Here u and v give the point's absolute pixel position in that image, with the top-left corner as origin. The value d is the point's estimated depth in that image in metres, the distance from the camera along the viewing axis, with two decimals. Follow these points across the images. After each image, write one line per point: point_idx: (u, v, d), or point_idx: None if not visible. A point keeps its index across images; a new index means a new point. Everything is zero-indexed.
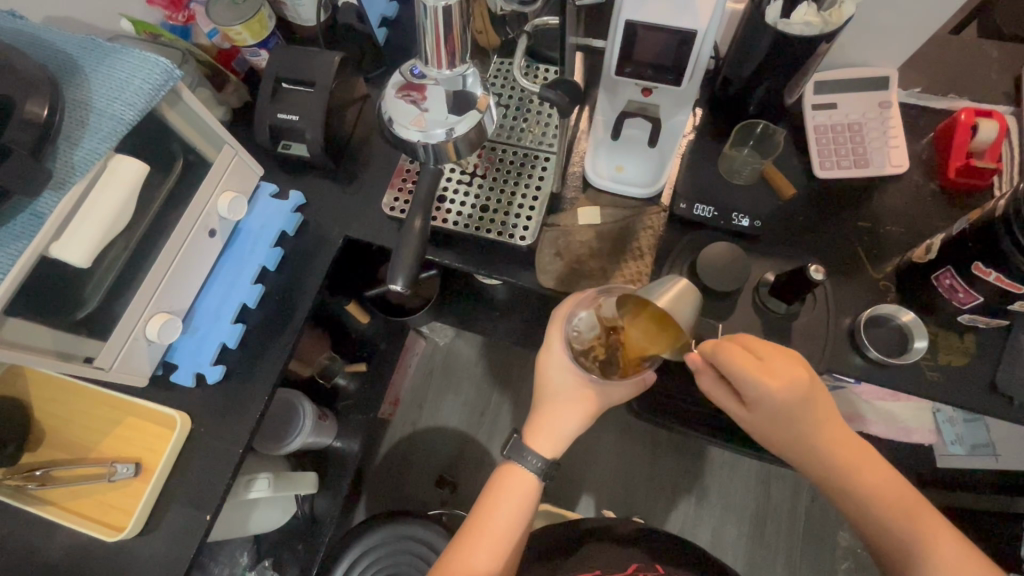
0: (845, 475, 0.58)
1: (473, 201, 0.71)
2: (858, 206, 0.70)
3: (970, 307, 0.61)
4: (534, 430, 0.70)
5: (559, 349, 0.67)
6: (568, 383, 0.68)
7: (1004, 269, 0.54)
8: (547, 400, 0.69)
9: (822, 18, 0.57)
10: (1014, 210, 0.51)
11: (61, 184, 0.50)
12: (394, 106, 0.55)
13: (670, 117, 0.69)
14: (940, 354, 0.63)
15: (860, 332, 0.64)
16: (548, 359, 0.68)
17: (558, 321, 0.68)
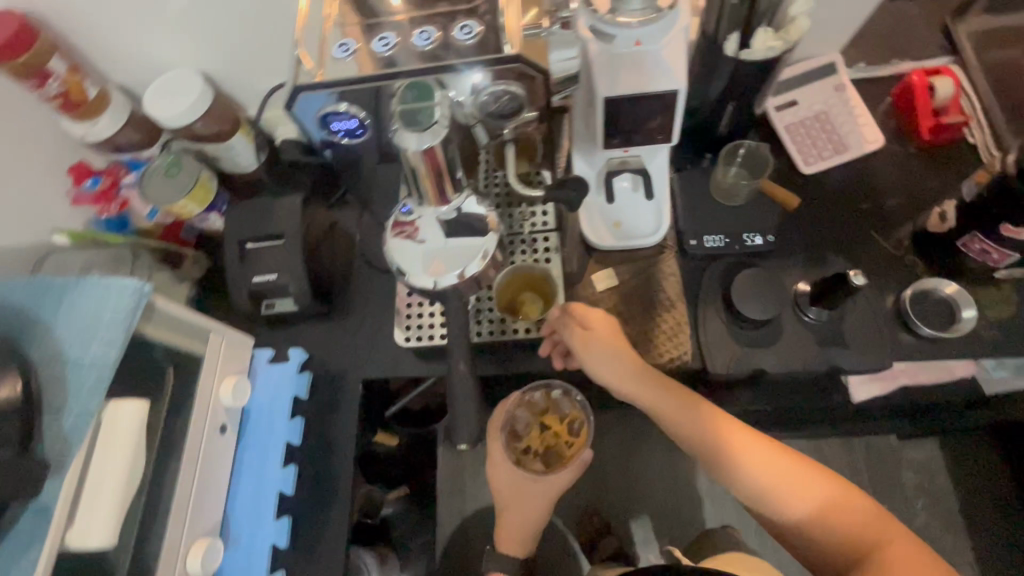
0: (715, 441, 0.55)
1: (490, 318, 0.68)
2: (854, 188, 0.71)
3: (1007, 264, 0.61)
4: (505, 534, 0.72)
5: (498, 452, 0.66)
6: (511, 481, 0.67)
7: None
8: (504, 502, 0.70)
9: (781, 39, 0.58)
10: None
11: (60, 466, 0.43)
12: (400, 244, 0.51)
13: (653, 161, 0.65)
14: (986, 311, 0.64)
15: (909, 314, 0.63)
16: (494, 469, 0.67)
17: (491, 431, 0.67)
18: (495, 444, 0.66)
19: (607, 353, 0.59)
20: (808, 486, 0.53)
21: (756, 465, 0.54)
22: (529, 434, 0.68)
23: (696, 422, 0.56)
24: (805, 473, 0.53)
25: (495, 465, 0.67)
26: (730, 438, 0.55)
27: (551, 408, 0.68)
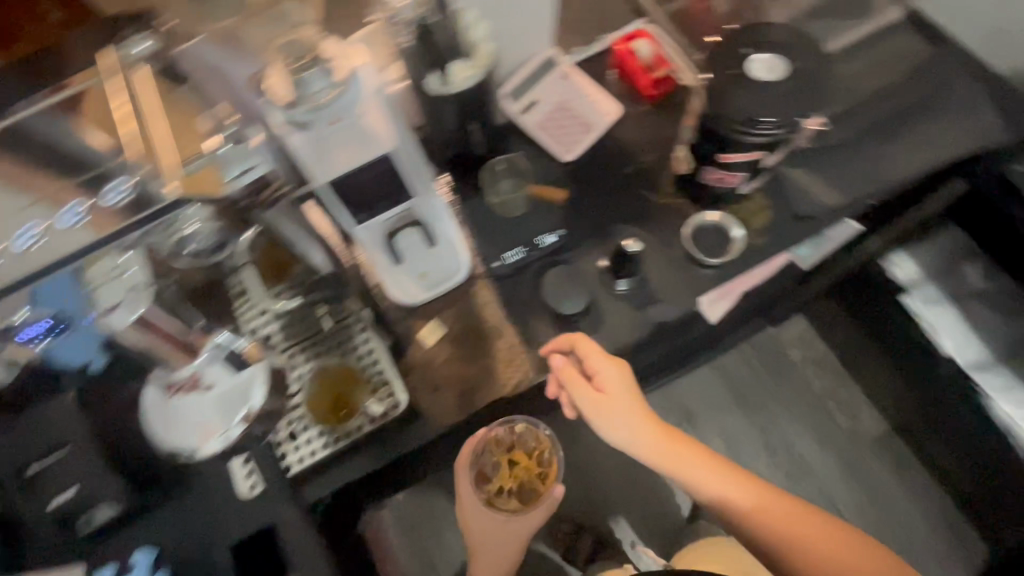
0: (686, 473, 0.59)
1: (287, 435, 0.62)
2: (613, 158, 0.76)
3: (744, 182, 0.68)
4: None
5: (473, 502, 0.63)
6: (487, 523, 0.63)
7: (740, 150, 0.61)
8: (478, 554, 0.65)
9: (472, 65, 0.61)
10: (713, 109, 0.59)
11: None
12: (154, 408, 0.55)
13: (428, 207, 0.64)
14: (752, 223, 0.71)
15: (692, 252, 0.69)
16: (467, 515, 0.64)
17: (460, 487, 0.63)
18: (465, 493, 0.63)
19: (624, 412, 0.59)
20: (792, 522, 0.56)
21: (711, 475, 0.58)
22: (497, 473, 0.65)
23: (666, 459, 0.59)
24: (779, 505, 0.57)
25: (467, 514, 0.64)
26: (690, 466, 0.58)
27: (518, 443, 0.66)
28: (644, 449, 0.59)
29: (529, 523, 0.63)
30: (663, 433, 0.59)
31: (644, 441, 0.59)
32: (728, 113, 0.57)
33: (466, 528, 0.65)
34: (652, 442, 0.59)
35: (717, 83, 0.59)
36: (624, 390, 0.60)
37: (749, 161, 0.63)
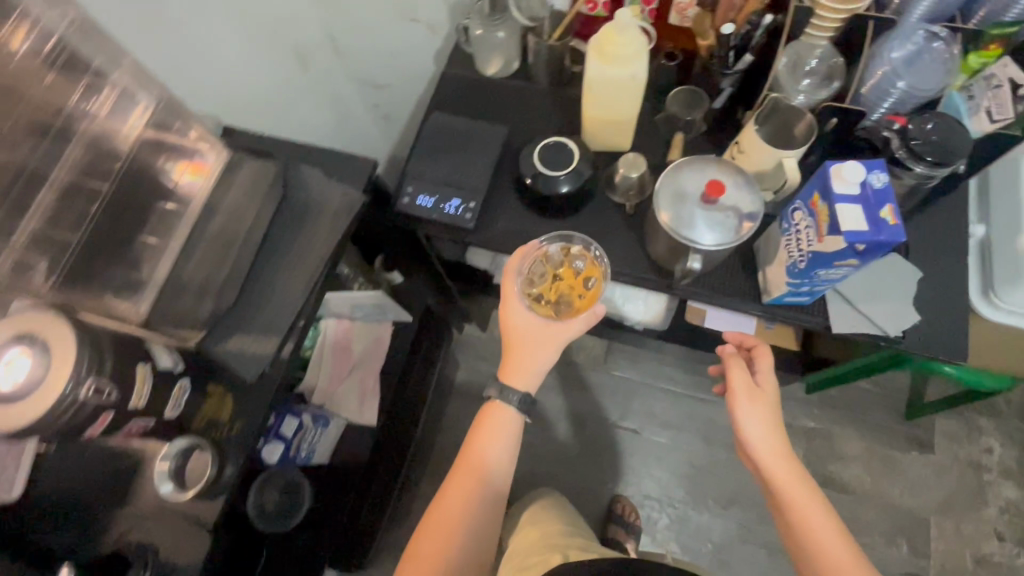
0: (790, 489, 0.67)
1: None
2: (51, 458, 0.67)
3: (153, 419, 0.65)
4: (472, 447, 0.72)
5: (512, 317, 0.72)
6: (525, 328, 0.72)
7: (105, 424, 0.58)
8: (487, 429, 0.73)
9: None
10: (52, 431, 0.53)
11: None
12: None
13: None
14: (220, 422, 0.72)
15: (177, 496, 0.67)
16: (514, 317, 0.72)
17: (518, 301, 0.72)
18: (509, 298, 0.72)
19: (754, 412, 0.71)
20: (808, 497, 0.66)
21: (777, 429, 0.71)
22: (540, 283, 0.74)
23: (797, 472, 0.68)
24: (807, 488, 0.67)
25: (515, 320, 0.72)
26: (801, 485, 0.67)
27: (562, 262, 0.75)
28: (777, 438, 0.70)
29: (529, 360, 0.72)
30: (778, 424, 0.71)
31: (779, 438, 0.70)
32: (62, 429, 0.53)
33: (504, 352, 0.73)
34: (769, 425, 0.70)
35: (46, 414, 0.51)
36: (771, 400, 0.72)
37: (125, 418, 0.60)
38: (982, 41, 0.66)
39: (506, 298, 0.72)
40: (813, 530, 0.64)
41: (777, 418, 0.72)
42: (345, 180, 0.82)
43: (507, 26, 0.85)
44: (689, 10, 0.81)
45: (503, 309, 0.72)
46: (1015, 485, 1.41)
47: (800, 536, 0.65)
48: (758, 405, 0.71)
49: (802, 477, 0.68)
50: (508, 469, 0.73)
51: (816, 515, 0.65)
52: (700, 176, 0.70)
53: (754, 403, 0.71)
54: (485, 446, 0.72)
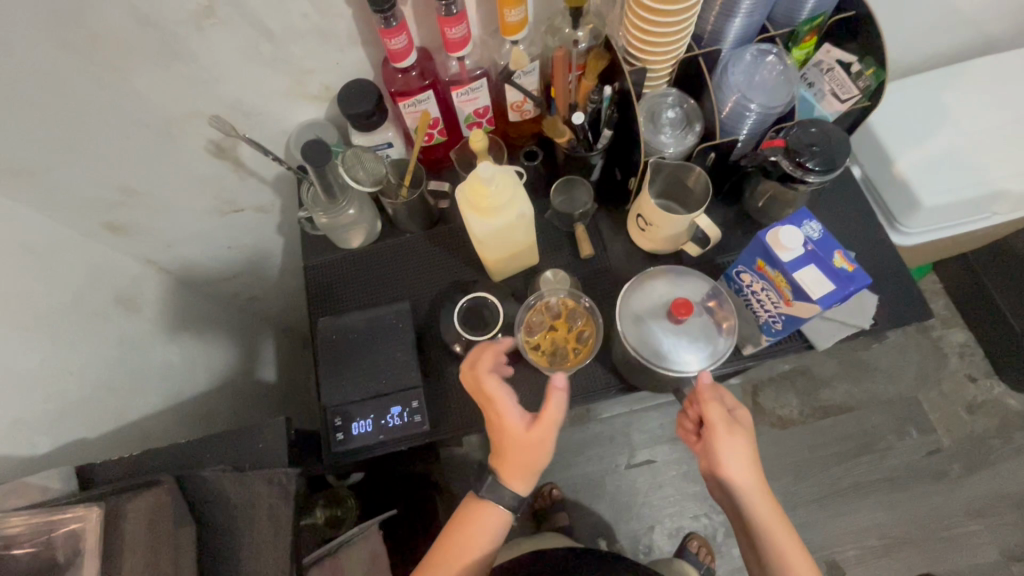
0: (765, 523, 0.60)
1: None
2: None
3: None
4: (452, 554, 0.65)
5: (519, 432, 0.61)
6: (523, 438, 0.62)
7: None
8: (469, 543, 0.65)
9: None
10: None
11: None
12: None
13: None
14: None
15: None
16: (509, 430, 0.62)
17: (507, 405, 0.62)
18: (503, 405, 0.62)
19: (737, 450, 0.59)
20: (773, 530, 0.60)
21: (752, 461, 0.60)
22: (540, 334, 0.70)
23: (763, 505, 0.60)
24: (775, 518, 0.60)
25: (515, 434, 0.62)
26: (770, 518, 0.60)
27: (563, 313, 0.71)
28: (753, 471, 0.60)
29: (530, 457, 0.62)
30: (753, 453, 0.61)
31: (754, 471, 0.60)
32: None
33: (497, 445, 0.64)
34: (744, 459, 0.60)
35: None
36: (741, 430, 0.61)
37: None
38: (797, 39, 0.69)
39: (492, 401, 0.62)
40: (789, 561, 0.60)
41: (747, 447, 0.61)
42: (264, 462, 0.68)
43: (353, 201, 0.75)
44: (526, 105, 0.74)
45: (492, 402, 0.62)
46: (958, 329, 1.49)
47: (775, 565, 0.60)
48: (733, 442, 0.60)
49: (768, 507, 0.60)
50: None
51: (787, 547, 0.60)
52: (650, 296, 0.66)
53: (727, 441, 0.60)
54: (442, 565, 0.65)
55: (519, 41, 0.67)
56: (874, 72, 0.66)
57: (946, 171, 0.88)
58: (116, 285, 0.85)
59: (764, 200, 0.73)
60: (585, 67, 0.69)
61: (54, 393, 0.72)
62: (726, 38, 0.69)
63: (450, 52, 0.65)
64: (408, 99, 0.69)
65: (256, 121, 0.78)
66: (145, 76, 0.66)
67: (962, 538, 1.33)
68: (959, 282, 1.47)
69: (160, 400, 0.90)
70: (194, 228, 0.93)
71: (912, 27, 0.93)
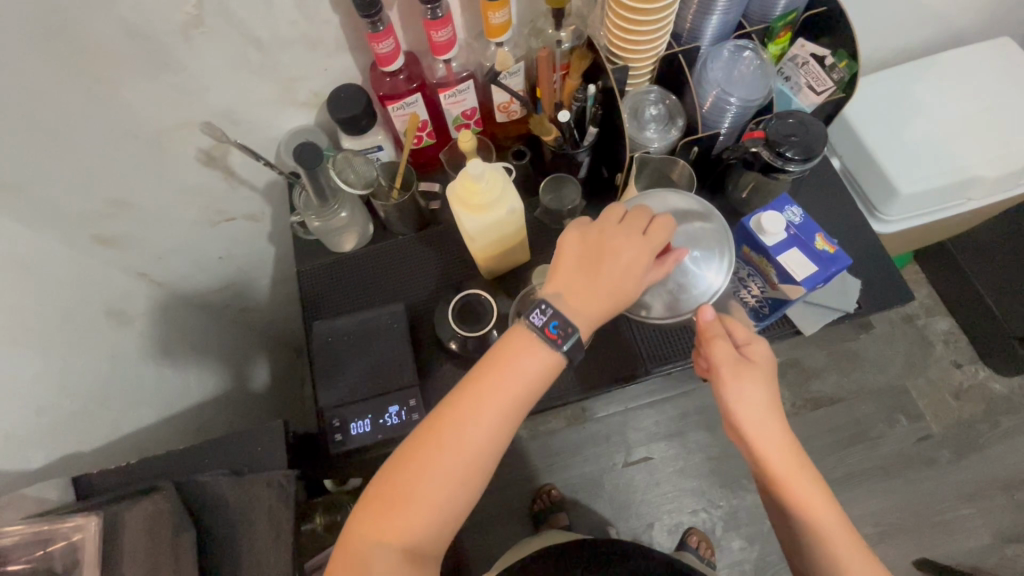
0: (785, 473, 0.55)
1: None
2: None
3: None
4: (476, 405, 0.51)
5: (640, 286, 0.54)
6: (628, 265, 0.53)
7: None
8: (508, 386, 0.52)
9: None
10: None
11: None
12: None
13: None
14: None
15: None
16: (627, 251, 0.53)
17: (651, 249, 0.54)
18: (645, 248, 0.53)
19: (754, 385, 0.55)
20: (795, 478, 0.55)
21: (771, 404, 0.56)
22: None
23: (786, 450, 0.55)
24: (800, 466, 0.55)
25: (623, 255, 0.53)
26: (793, 466, 0.55)
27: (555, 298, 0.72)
28: (771, 409, 0.56)
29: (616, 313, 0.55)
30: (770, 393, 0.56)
31: (771, 408, 0.56)
32: None
33: (609, 288, 0.53)
34: (760, 394, 0.56)
35: None
36: (763, 366, 0.57)
37: None
38: (773, 34, 0.72)
39: (660, 230, 0.55)
40: (821, 530, 0.54)
41: (770, 387, 0.57)
42: (263, 465, 0.68)
43: (345, 204, 0.76)
44: (513, 106, 0.76)
45: (617, 248, 0.53)
46: (942, 316, 1.53)
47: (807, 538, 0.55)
48: (749, 375, 0.56)
49: (790, 452, 0.55)
50: (444, 506, 0.50)
51: (812, 497, 0.54)
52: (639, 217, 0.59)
53: (742, 372, 0.56)
54: (444, 435, 0.50)
55: (503, 43, 0.69)
56: (847, 65, 0.69)
57: (921, 159, 0.91)
58: (107, 298, 0.85)
59: (747, 191, 0.75)
60: (569, 67, 0.71)
61: (46, 407, 0.72)
62: (705, 35, 0.72)
63: (437, 54, 0.67)
64: (396, 102, 0.71)
65: (245, 129, 0.79)
66: (134, 87, 0.66)
67: (955, 521, 1.35)
68: (939, 270, 1.51)
69: (154, 413, 0.90)
70: (185, 238, 0.93)
71: (881, 24, 0.96)
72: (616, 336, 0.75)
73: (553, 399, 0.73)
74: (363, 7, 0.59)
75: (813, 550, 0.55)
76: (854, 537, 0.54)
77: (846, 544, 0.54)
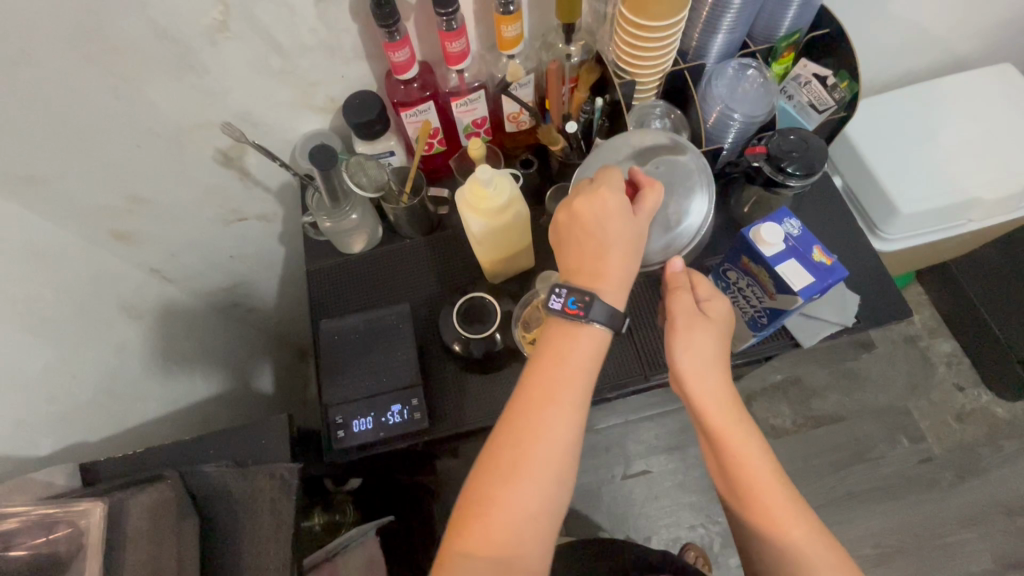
0: (728, 437, 0.57)
1: None
2: None
3: None
4: (538, 404, 0.52)
5: (621, 218, 0.55)
6: (597, 215, 0.56)
7: None
8: (565, 376, 0.53)
9: None
10: None
11: None
12: None
13: None
14: None
15: None
16: (587, 204, 0.56)
17: (623, 201, 0.56)
18: (600, 191, 0.56)
19: (706, 340, 0.58)
20: (736, 440, 0.57)
21: (716, 358, 0.59)
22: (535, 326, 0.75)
23: (729, 408, 0.58)
24: (744, 430, 0.57)
25: (586, 209, 0.56)
26: (736, 427, 0.57)
27: None
28: (718, 368, 0.59)
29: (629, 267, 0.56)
30: (717, 353, 0.59)
31: (718, 367, 0.59)
32: None
33: (600, 251, 0.55)
34: (708, 353, 0.59)
35: None
36: (714, 319, 0.60)
37: None
38: (776, 53, 0.74)
39: (609, 182, 0.57)
40: (761, 496, 0.55)
41: (721, 347, 0.60)
42: (267, 458, 0.69)
43: (356, 206, 0.79)
44: (522, 116, 0.78)
45: (578, 210, 0.56)
46: (944, 338, 1.53)
47: (758, 525, 0.55)
48: (702, 327, 0.59)
49: (732, 414, 0.58)
50: (529, 503, 0.50)
51: (756, 463, 0.56)
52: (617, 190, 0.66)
53: (695, 328, 0.59)
54: (513, 438, 0.52)
55: (515, 55, 0.71)
56: (848, 86, 0.71)
57: (923, 179, 0.92)
58: (119, 291, 0.87)
59: (749, 205, 0.77)
60: (577, 80, 0.73)
61: (56, 395, 0.73)
62: (711, 53, 0.74)
63: (450, 64, 0.69)
64: (409, 109, 0.73)
65: (263, 132, 0.82)
66: (158, 87, 0.69)
67: (956, 546, 1.34)
68: (941, 293, 1.51)
69: (159, 407, 0.91)
70: (198, 236, 0.95)
71: (885, 47, 0.98)
72: (617, 341, 0.76)
73: None
74: (381, 17, 0.61)
75: (750, 517, 0.56)
76: (799, 506, 0.55)
77: (782, 507, 0.54)
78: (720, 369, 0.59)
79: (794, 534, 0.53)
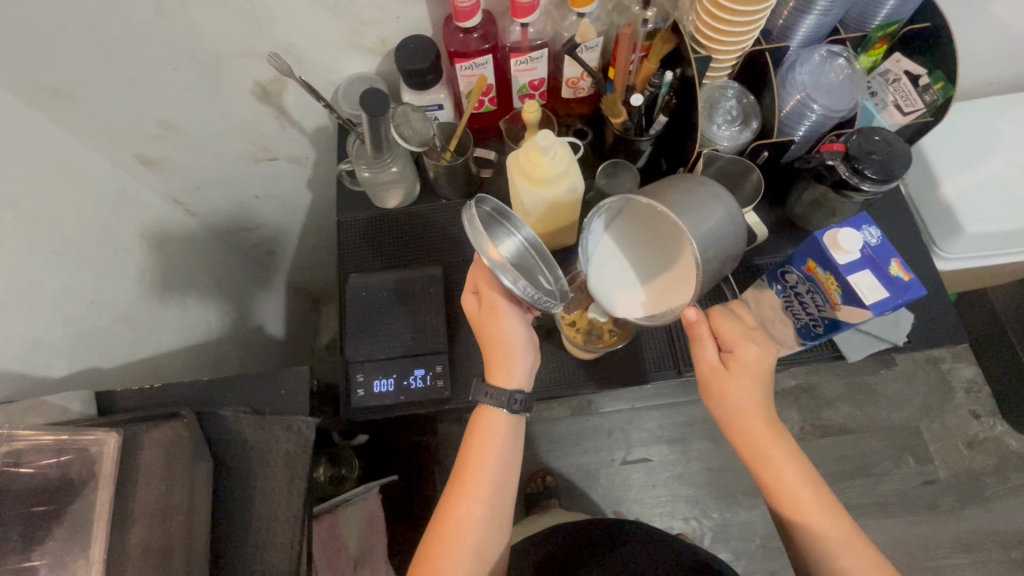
0: (772, 471, 0.59)
1: None
2: None
3: None
4: (465, 490, 0.60)
5: (503, 320, 0.61)
6: (481, 312, 0.63)
7: None
8: (478, 447, 0.61)
9: None
10: None
11: None
12: None
13: None
14: None
15: None
16: (473, 306, 0.63)
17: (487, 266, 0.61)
18: (483, 292, 0.62)
19: (737, 390, 0.58)
20: (780, 475, 0.58)
21: (759, 402, 0.59)
22: (577, 310, 0.72)
23: (771, 442, 0.59)
24: (788, 461, 0.58)
25: (472, 309, 0.63)
26: (780, 457, 0.59)
27: None
28: (759, 412, 0.59)
29: (517, 320, 0.62)
30: (754, 396, 0.59)
31: (758, 408, 0.59)
32: None
33: (489, 345, 0.63)
34: (739, 401, 0.59)
35: None
36: (748, 368, 0.58)
37: None
38: (869, 43, 0.68)
39: (470, 277, 0.65)
40: (804, 511, 0.57)
41: (758, 390, 0.59)
42: (283, 408, 0.67)
43: (397, 159, 0.74)
44: (582, 82, 0.73)
45: (466, 307, 0.64)
46: (967, 363, 1.49)
47: (809, 546, 0.57)
48: (731, 379, 0.58)
49: (773, 449, 0.59)
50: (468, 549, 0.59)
51: (804, 493, 0.58)
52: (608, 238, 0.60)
53: (731, 381, 0.58)
54: (450, 498, 0.60)
55: (587, 13, 0.65)
56: (943, 87, 0.66)
57: (994, 200, 0.87)
58: (138, 219, 0.84)
59: (809, 205, 0.72)
60: (648, 50, 0.67)
61: (72, 317, 0.71)
62: (797, 36, 0.68)
63: (516, 16, 0.63)
64: (465, 60, 0.68)
65: (306, 68, 0.77)
66: (204, 8, 0.64)
67: (946, 569, 1.34)
68: (973, 319, 1.46)
69: (175, 340, 0.89)
70: (227, 172, 0.92)
71: (974, 52, 0.91)
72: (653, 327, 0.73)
73: (575, 384, 0.72)
74: None
75: (801, 541, 0.58)
76: (846, 526, 0.57)
77: (835, 531, 0.56)
78: (761, 412, 0.59)
79: (842, 558, 0.55)
